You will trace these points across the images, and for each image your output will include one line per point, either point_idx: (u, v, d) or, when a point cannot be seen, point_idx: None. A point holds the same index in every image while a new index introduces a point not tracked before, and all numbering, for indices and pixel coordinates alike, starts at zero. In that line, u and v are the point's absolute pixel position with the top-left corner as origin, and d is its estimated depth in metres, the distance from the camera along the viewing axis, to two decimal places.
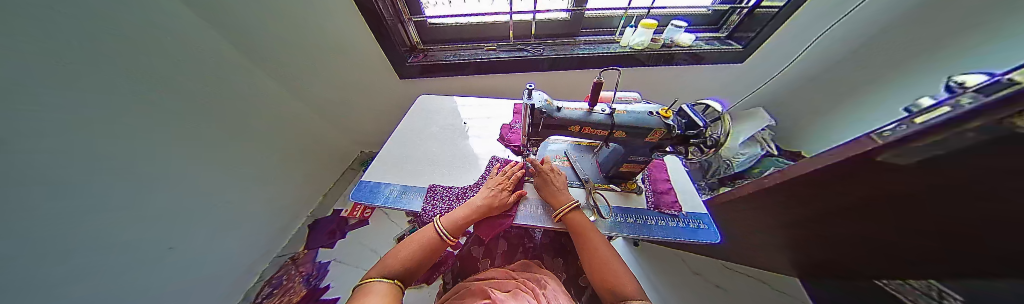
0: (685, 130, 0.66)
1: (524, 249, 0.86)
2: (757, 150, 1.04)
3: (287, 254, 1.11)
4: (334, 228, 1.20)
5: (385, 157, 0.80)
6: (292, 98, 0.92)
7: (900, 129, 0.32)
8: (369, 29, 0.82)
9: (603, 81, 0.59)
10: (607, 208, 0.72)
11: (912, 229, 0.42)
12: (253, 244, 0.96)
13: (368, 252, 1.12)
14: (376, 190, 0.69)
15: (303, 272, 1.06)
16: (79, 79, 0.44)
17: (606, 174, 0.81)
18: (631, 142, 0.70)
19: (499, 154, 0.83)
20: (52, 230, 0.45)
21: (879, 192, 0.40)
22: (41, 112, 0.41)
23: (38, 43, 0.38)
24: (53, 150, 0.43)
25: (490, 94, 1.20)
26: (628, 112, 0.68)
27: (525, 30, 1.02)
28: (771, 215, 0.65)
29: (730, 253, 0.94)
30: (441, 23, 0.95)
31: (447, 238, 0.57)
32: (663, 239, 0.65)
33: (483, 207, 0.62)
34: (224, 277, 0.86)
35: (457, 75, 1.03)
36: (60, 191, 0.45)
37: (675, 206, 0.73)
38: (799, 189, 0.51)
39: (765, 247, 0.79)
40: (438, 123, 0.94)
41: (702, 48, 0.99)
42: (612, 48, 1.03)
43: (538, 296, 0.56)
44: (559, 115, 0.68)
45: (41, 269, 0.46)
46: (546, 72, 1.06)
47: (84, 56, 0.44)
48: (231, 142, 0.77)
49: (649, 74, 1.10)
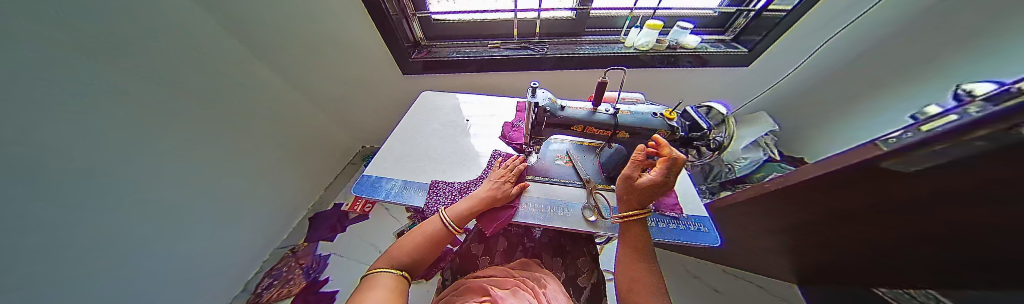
0: (689, 132, 0.65)
1: (524, 248, 0.87)
2: (760, 155, 1.03)
3: (287, 246, 1.11)
4: (333, 222, 1.20)
5: (387, 152, 0.80)
6: (292, 91, 0.93)
7: (905, 136, 0.33)
8: (375, 25, 0.81)
9: (607, 80, 0.59)
10: (608, 209, 0.70)
11: (920, 239, 0.41)
12: (255, 237, 0.97)
13: (368, 247, 1.12)
14: (377, 185, 0.69)
15: (302, 264, 1.05)
16: (74, 76, 0.43)
17: (607, 175, 0.80)
18: (635, 143, 0.69)
19: (501, 151, 0.84)
20: (54, 228, 0.46)
21: (888, 205, 0.41)
22: (35, 114, 0.40)
23: (29, 44, 0.37)
24: (44, 149, 0.42)
25: (493, 91, 1.19)
26: (631, 112, 0.68)
27: (529, 28, 1.02)
28: (768, 218, 0.66)
29: (732, 258, 0.93)
30: (444, 20, 0.95)
31: (453, 228, 0.58)
32: (663, 241, 0.65)
33: (487, 198, 0.63)
34: (224, 270, 0.87)
35: (458, 72, 1.02)
36: (54, 190, 0.45)
37: (677, 209, 0.73)
38: (802, 194, 0.51)
39: (765, 251, 0.79)
40: (441, 119, 0.94)
41: (707, 51, 0.99)
42: (616, 49, 1.03)
43: (539, 295, 0.57)
44: (563, 114, 0.68)
45: (48, 266, 0.47)
46: (549, 71, 1.06)
47: (71, 54, 0.42)
48: (234, 137, 0.78)
49: (653, 75, 1.09)
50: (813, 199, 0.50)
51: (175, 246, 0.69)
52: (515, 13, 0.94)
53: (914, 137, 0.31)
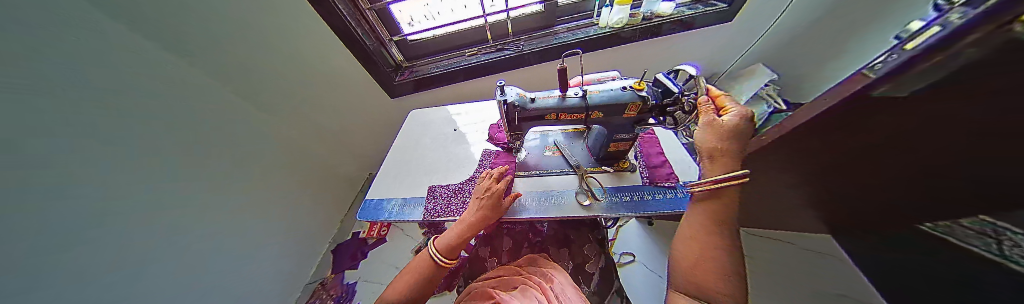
0: (661, 99, 0.65)
1: (530, 244, 0.87)
2: (764, 109, 0.92)
3: (317, 280, 1.14)
4: (353, 250, 1.24)
5: (384, 173, 0.84)
6: (296, 130, 0.96)
7: (889, 62, 0.33)
8: (354, 56, 0.87)
9: (566, 66, 0.61)
10: (601, 190, 0.72)
11: (913, 172, 0.41)
12: (276, 274, 0.96)
13: (390, 268, 1.17)
14: (380, 206, 0.73)
15: (333, 295, 1.10)
16: (67, 106, 0.43)
17: (596, 158, 0.82)
18: (611, 121, 0.69)
19: (490, 150, 0.88)
20: (71, 249, 0.46)
21: (877, 141, 0.41)
22: (34, 136, 0.40)
23: (38, 65, 0.39)
24: (54, 180, 0.43)
25: (473, 98, 1.24)
26: (601, 91, 0.67)
27: (501, 29, 1.03)
28: (768, 170, 0.64)
29: (751, 216, 0.91)
30: (420, 39, 0.98)
31: (445, 263, 0.52)
32: (663, 212, 0.64)
33: (475, 221, 0.57)
34: (252, 282, 0.86)
35: (446, 83, 1.07)
36: (73, 222, 0.46)
37: (671, 178, 0.73)
38: (793, 142, 0.50)
39: (789, 206, 0.76)
40: (431, 132, 0.98)
41: (687, 14, 0.97)
42: (591, 32, 1.03)
43: (546, 290, 0.57)
44: (533, 106, 0.69)
45: (64, 285, 0.45)
46: (535, 66, 1.08)
47: (69, 92, 0.43)
48: (247, 164, 0.80)
49: (636, 50, 1.09)
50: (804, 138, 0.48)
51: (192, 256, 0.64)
52: (484, 18, 0.95)
53: (899, 59, 0.31)
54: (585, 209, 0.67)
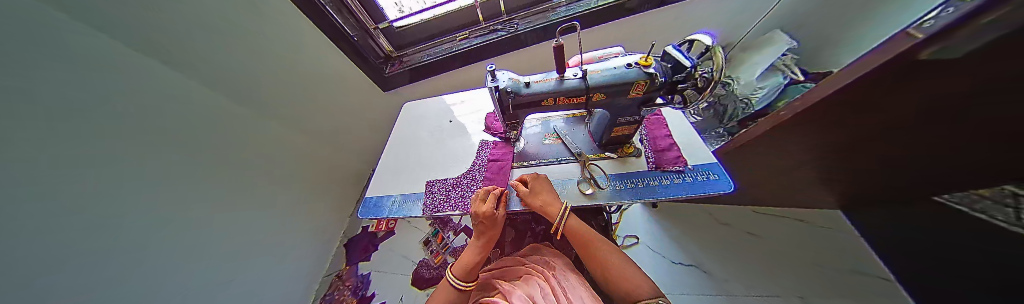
0: (671, 76, 0.56)
1: (533, 233, 0.83)
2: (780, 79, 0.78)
3: (333, 273, 0.99)
4: (365, 243, 1.08)
5: (383, 169, 0.78)
6: None
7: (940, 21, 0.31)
8: (343, 52, 0.81)
9: (562, 42, 0.52)
10: (604, 178, 0.64)
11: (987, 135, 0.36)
12: (299, 277, 0.87)
13: (399, 258, 1.02)
14: (380, 203, 0.67)
15: (350, 285, 0.96)
16: (84, 110, 0.40)
17: (599, 144, 0.74)
18: (613, 103, 0.62)
19: (488, 140, 0.81)
20: (110, 250, 0.45)
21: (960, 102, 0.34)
22: (50, 136, 0.37)
23: (55, 73, 0.37)
24: (68, 175, 0.39)
25: (465, 87, 1.15)
26: (604, 70, 0.58)
27: (493, 9, 0.91)
28: (783, 145, 0.62)
29: (767, 196, 0.85)
30: (407, 25, 0.87)
31: (466, 286, 0.49)
32: (670, 198, 0.58)
33: (482, 240, 0.55)
34: (282, 283, 0.80)
35: (440, 73, 0.98)
36: (107, 223, 0.44)
37: (680, 162, 0.65)
38: (831, 109, 0.47)
39: (817, 183, 0.70)
40: (426, 126, 0.91)
41: None
42: (592, 4, 0.91)
43: (549, 277, 0.53)
44: (527, 91, 0.61)
45: (105, 284, 0.44)
46: (534, 46, 0.98)
47: (82, 95, 0.40)
48: (268, 156, 0.75)
49: (644, 22, 0.96)
50: (856, 99, 0.42)
51: (218, 246, 0.62)
52: None
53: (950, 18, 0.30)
54: (584, 197, 0.60)
